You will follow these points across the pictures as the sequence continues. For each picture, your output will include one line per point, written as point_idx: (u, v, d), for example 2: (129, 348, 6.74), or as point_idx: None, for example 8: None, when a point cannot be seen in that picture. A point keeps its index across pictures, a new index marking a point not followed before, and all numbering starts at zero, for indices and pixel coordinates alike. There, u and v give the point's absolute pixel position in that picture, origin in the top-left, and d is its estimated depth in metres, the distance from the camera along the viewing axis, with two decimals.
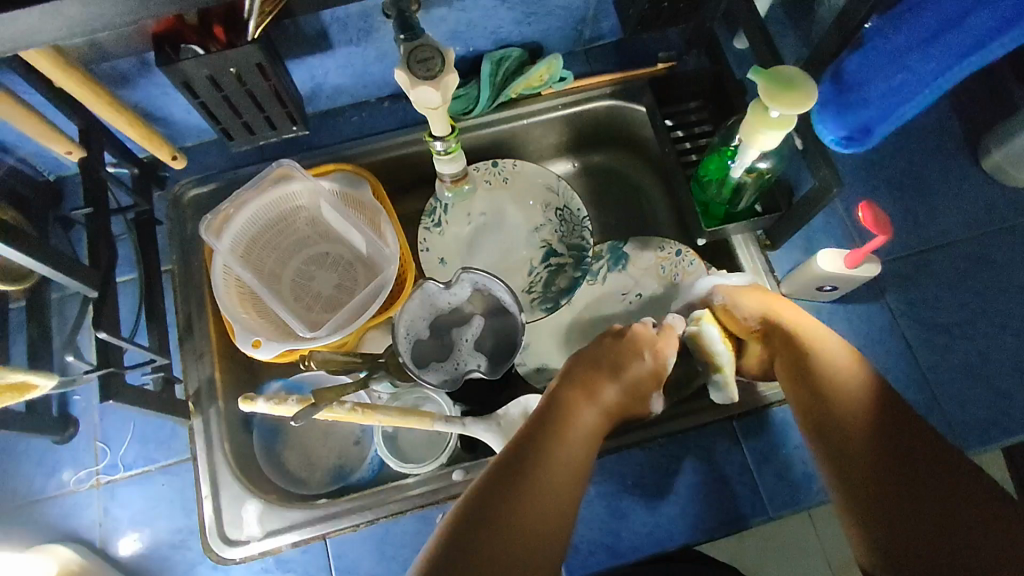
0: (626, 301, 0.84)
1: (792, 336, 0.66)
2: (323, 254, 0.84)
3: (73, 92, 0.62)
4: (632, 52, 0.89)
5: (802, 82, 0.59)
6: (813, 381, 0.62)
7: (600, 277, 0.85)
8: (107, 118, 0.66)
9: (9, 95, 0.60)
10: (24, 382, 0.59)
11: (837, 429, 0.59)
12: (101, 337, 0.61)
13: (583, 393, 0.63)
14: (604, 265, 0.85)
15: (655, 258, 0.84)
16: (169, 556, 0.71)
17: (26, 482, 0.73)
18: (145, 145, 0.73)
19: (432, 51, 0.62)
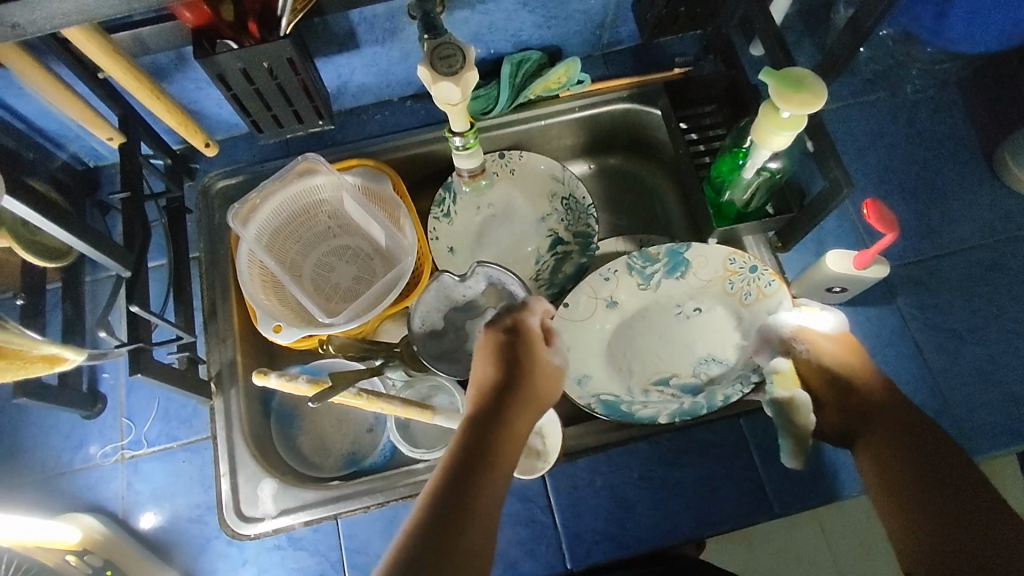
0: (681, 314, 0.78)
1: (849, 385, 0.63)
2: (344, 247, 0.87)
3: (120, 81, 0.66)
4: (649, 58, 0.91)
5: (813, 83, 0.61)
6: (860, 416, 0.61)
7: (654, 281, 0.78)
8: (150, 106, 0.70)
9: (57, 82, 0.64)
10: (58, 354, 0.61)
11: (893, 451, 0.56)
12: (133, 310, 0.64)
13: (497, 403, 0.58)
14: (660, 271, 0.78)
15: (723, 270, 0.76)
16: (187, 530, 0.73)
17: (54, 455, 0.76)
18: (181, 131, 0.77)
19: (454, 49, 0.64)
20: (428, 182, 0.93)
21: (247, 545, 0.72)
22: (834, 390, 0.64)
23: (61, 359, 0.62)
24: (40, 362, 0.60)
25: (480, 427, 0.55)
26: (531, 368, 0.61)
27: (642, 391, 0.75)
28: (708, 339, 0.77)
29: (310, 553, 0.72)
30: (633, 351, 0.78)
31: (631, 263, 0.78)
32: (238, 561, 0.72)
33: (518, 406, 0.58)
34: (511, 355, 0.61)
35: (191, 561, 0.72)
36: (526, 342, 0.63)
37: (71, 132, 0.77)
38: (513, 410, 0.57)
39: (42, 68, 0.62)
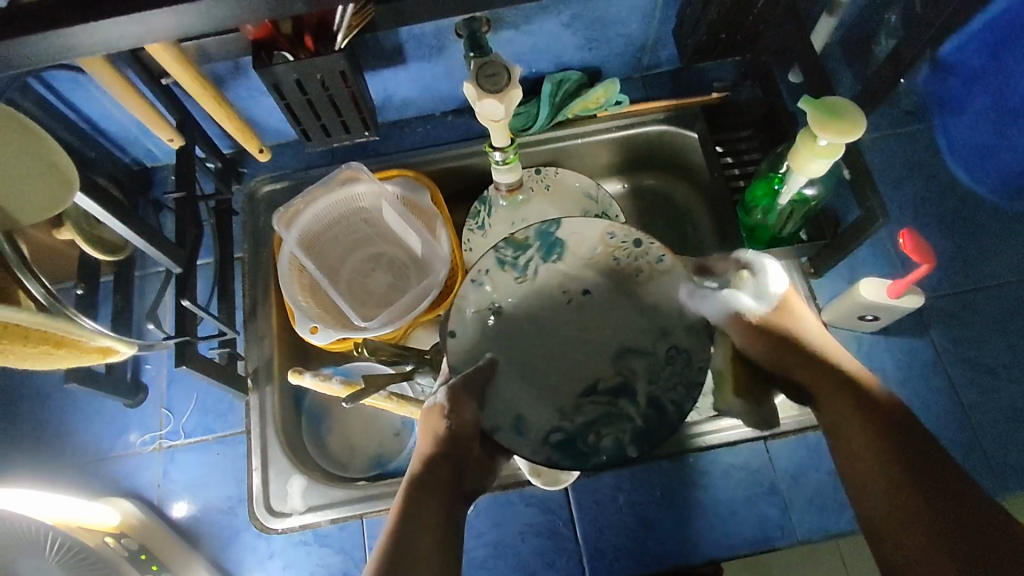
0: (570, 300, 0.62)
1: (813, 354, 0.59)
2: (380, 254, 0.89)
3: (186, 86, 0.68)
4: (687, 81, 0.92)
5: (852, 113, 0.62)
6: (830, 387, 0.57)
7: (530, 271, 0.63)
8: (211, 110, 0.73)
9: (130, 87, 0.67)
10: (110, 347, 0.64)
11: (892, 461, 0.52)
12: (184, 305, 0.67)
13: (427, 479, 0.58)
14: (532, 258, 0.63)
15: (603, 245, 0.62)
16: (218, 521, 0.76)
17: (96, 440, 0.79)
18: (238, 137, 0.79)
19: (500, 68, 0.66)
20: (464, 194, 0.95)
21: (274, 539, 0.74)
22: (822, 389, 0.58)
23: (113, 350, 0.65)
24: (94, 351, 0.64)
25: (413, 502, 0.56)
26: (466, 429, 0.58)
27: (573, 408, 0.58)
28: (608, 326, 0.61)
29: (334, 550, 0.74)
30: (536, 359, 0.60)
31: (501, 255, 0.63)
32: (265, 554, 0.74)
33: (446, 471, 0.58)
34: (444, 426, 0.59)
35: (220, 550, 0.75)
36: (465, 409, 0.58)
37: (130, 134, 0.81)
38: (441, 477, 0.58)
39: (115, 72, 0.65)
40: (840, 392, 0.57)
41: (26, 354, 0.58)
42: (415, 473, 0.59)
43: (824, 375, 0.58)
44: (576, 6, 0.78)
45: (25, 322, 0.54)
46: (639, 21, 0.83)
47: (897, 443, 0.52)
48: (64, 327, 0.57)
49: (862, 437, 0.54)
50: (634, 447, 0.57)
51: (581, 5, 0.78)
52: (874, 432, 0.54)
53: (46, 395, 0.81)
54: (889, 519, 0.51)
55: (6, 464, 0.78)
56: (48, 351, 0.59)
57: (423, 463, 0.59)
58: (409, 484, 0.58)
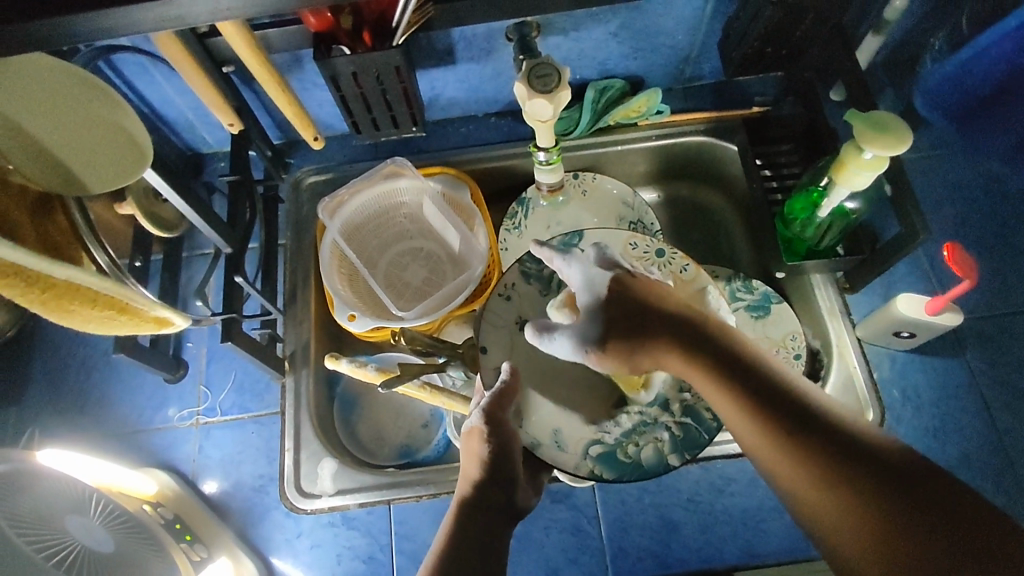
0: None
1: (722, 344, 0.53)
2: (417, 249, 0.91)
3: (254, 71, 0.70)
4: (728, 94, 0.93)
5: (899, 127, 0.63)
6: (746, 381, 0.50)
7: (553, 285, 0.73)
8: (274, 96, 0.75)
9: (201, 68, 0.70)
10: (166, 317, 0.65)
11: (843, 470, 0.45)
12: (238, 280, 0.70)
13: (478, 499, 0.57)
14: (554, 266, 0.73)
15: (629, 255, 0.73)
16: (250, 498, 0.78)
17: (136, 412, 0.82)
18: (296, 125, 0.80)
19: (551, 69, 0.68)
20: (503, 195, 0.97)
21: (303, 519, 0.76)
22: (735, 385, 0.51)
23: (168, 322, 0.67)
24: (150, 321, 0.65)
25: (466, 522, 0.55)
26: (509, 445, 0.60)
27: (608, 417, 0.67)
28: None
29: (361, 533, 0.76)
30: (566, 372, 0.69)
31: (525, 270, 0.73)
32: (293, 533, 0.76)
33: (497, 491, 0.58)
34: (488, 446, 0.59)
35: (249, 526, 0.77)
36: (505, 423, 0.60)
37: (187, 120, 0.84)
38: (495, 498, 0.57)
39: (184, 49, 0.66)
40: (704, 357, 0.52)
41: (90, 317, 0.59)
42: (464, 498, 0.58)
43: (685, 337, 0.54)
44: (625, 15, 0.79)
45: (97, 287, 0.55)
46: (685, 33, 0.84)
47: (842, 454, 0.46)
48: (129, 294, 0.58)
49: (738, 404, 0.50)
50: (675, 455, 0.65)
51: (629, 15, 0.79)
52: (748, 393, 0.50)
53: (91, 366, 0.84)
54: (789, 480, 0.47)
55: (49, 430, 0.81)
56: (109, 317, 0.60)
57: (474, 486, 0.58)
58: (460, 504, 0.57)
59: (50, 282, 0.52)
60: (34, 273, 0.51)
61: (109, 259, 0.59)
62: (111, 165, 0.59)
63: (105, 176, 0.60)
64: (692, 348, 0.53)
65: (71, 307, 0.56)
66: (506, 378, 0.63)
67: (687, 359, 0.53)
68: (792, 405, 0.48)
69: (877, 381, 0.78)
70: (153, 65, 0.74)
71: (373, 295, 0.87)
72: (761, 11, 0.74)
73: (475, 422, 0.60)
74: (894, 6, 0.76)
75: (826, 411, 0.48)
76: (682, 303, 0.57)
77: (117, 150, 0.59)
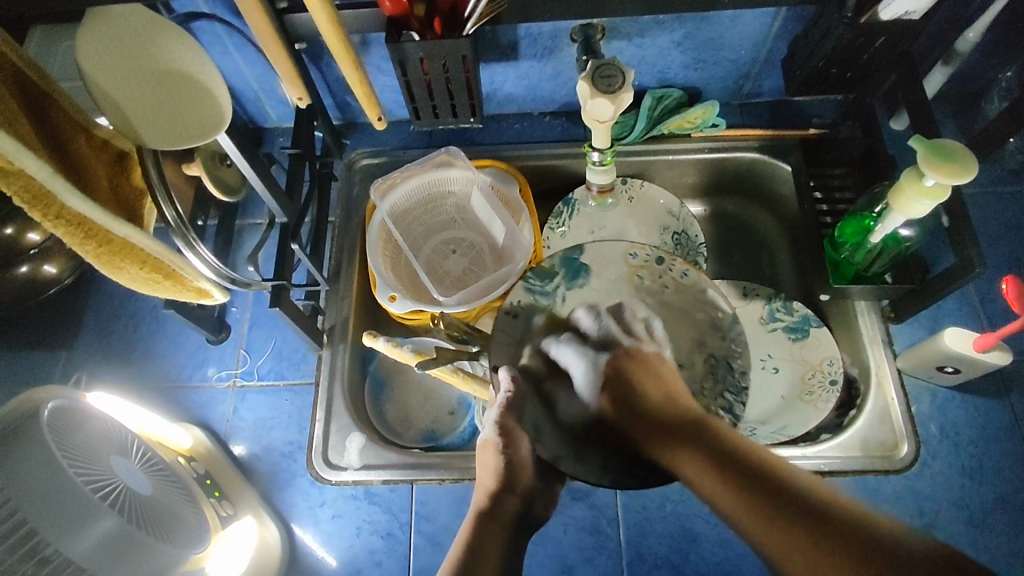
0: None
1: (662, 405, 0.55)
2: (460, 239, 0.92)
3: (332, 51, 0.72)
4: (785, 113, 0.93)
5: (964, 157, 0.62)
6: (680, 429, 0.53)
7: (558, 297, 0.66)
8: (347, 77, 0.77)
9: (279, 41, 0.72)
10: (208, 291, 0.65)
11: (763, 496, 0.45)
12: (293, 249, 0.73)
13: (492, 509, 0.58)
14: (558, 285, 0.66)
15: (626, 267, 0.68)
16: (278, 463, 0.79)
17: (177, 368, 0.84)
18: (363, 104, 0.83)
19: (616, 71, 0.69)
20: (550, 194, 0.98)
21: (327, 489, 0.78)
22: (650, 427, 0.54)
23: (209, 296, 0.66)
24: (192, 292, 0.64)
25: (480, 532, 0.57)
26: (520, 455, 0.60)
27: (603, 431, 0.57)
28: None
29: (382, 510, 0.77)
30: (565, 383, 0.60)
31: (528, 284, 0.66)
32: (317, 502, 0.78)
33: (510, 500, 0.59)
34: (501, 458, 0.59)
35: (275, 490, 0.78)
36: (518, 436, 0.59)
37: (253, 93, 0.87)
38: (504, 507, 0.59)
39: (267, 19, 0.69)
40: (686, 434, 0.52)
41: (139, 278, 0.59)
42: (480, 509, 0.59)
43: (672, 429, 0.53)
44: (690, 25, 0.80)
45: (149, 248, 0.56)
46: (749, 48, 0.84)
47: (773, 499, 0.45)
48: (177, 260, 0.58)
49: (725, 484, 0.47)
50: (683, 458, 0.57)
51: (695, 25, 0.79)
52: (741, 474, 0.47)
53: (139, 320, 0.87)
54: (727, 508, 0.47)
55: (95, 375, 0.84)
56: (154, 282, 0.60)
57: (489, 496, 0.59)
58: (474, 514, 0.59)
59: (107, 237, 0.53)
60: (95, 225, 0.52)
61: (177, 215, 0.59)
62: (174, 131, 0.59)
63: (164, 136, 0.58)
64: (661, 424, 0.54)
65: (122, 264, 0.56)
66: (506, 389, 0.59)
67: (674, 449, 0.51)
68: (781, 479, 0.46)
69: (915, 415, 0.77)
70: (229, 36, 0.76)
71: (414, 278, 0.88)
72: (831, 31, 0.74)
73: (489, 436, 0.61)
74: (968, 37, 0.74)
75: (783, 472, 0.47)
76: (667, 388, 0.56)
77: (189, 125, 0.59)
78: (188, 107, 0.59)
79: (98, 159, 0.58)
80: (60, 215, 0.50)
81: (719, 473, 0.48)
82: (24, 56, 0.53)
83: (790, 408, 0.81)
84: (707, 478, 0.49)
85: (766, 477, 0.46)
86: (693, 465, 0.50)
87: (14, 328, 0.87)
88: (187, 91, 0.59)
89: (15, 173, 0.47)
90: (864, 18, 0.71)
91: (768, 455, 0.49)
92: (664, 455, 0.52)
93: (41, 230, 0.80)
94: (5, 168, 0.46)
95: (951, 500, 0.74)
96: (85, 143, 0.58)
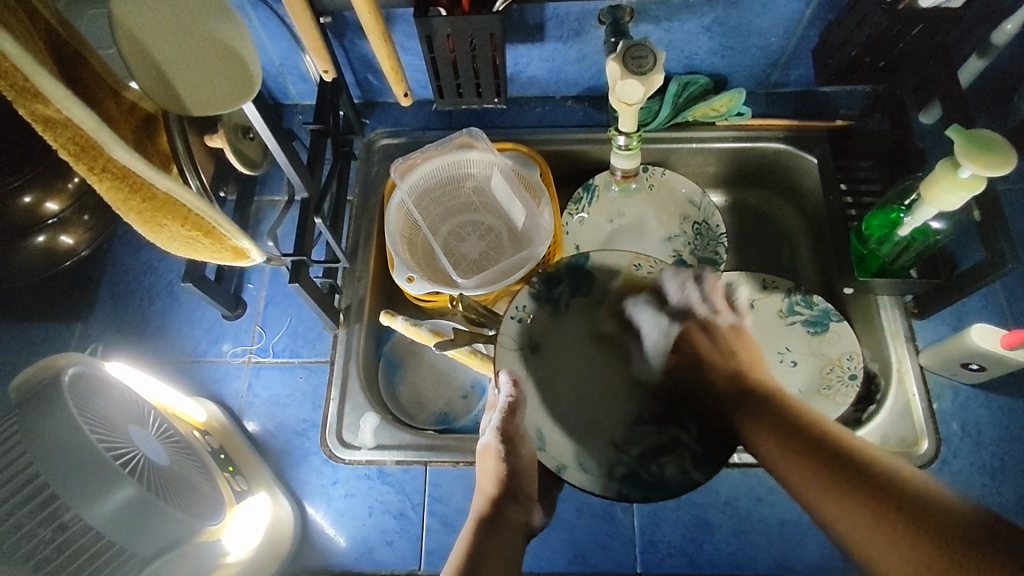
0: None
1: (742, 387, 0.56)
2: (478, 222, 0.91)
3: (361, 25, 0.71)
4: (812, 105, 0.91)
5: (1003, 148, 0.61)
6: (758, 404, 0.54)
7: None
8: (374, 51, 0.76)
9: (305, 12, 0.71)
10: (243, 248, 0.60)
11: (842, 474, 0.46)
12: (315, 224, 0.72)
13: (495, 514, 0.58)
14: (564, 293, 0.60)
15: (631, 277, 0.63)
16: (291, 440, 0.79)
17: (191, 343, 0.84)
18: (389, 79, 0.82)
19: (647, 51, 0.68)
20: (569, 180, 0.97)
21: (340, 468, 0.77)
22: (731, 395, 0.56)
23: (245, 256, 0.62)
24: (228, 252, 0.60)
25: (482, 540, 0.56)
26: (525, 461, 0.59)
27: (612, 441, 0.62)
28: None
29: (394, 491, 0.76)
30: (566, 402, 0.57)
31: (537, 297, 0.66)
32: (329, 480, 0.77)
33: (513, 508, 0.59)
34: (503, 465, 0.59)
35: (288, 468, 0.78)
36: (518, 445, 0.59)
37: (274, 68, 0.86)
38: (511, 515, 0.59)
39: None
40: (761, 411, 0.53)
41: (176, 235, 0.57)
42: (482, 513, 0.59)
43: (742, 400, 0.55)
44: (721, 9, 0.78)
45: (190, 206, 0.52)
46: (779, 36, 0.82)
47: (847, 472, 0.46)
48: (218, 218, 0.55)
49: (798, 459, 0.48)
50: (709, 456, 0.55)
51: (726, 9, 0.78)
52: (812, 452, 0.48)
53: (154, 295, 0.87)
54: (800, 484, 0.48)
55: (110, 347, 0.84)
56: (193, 239, 0.57)
57: (491, 503, 0.59)
58: (477, 519, 0.59)
59: (150, 192, 0.49)
60: (140, 179, 0.49)
61: (201, 184, 0.60)
62: (205, 99, 0.58)
63: (195, 103, 0.58)
64: (741, 397, 0.55)
65: (163, 221, 0.53)
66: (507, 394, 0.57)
67: (741, 406, 0.54)
68: (855, 459, 0.47)
69: (936, 412, 0.76)
70: (254, 7, 0.75)
71: (431, 260, 0.87)
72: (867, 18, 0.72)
73: (490, 442, 0.60)
74: (1005, 29, 0.73)
75: (850, 441, 0.48)
76: (733, 363, 0.58)
77: (220, 92, 0.58)
78: (219, 73, 0.57)
79: (127, 123, 0.58)
80: (106, 167, 0.47)
81: (785, 443, 0.50)
82: (52, 9, 0.54)
83: (808, 401, 0.78)
84: (784, 458, 0.49)
85: (831, 449, 0.48)
86: (761, 436, 0.52)
87: (29, 299, 0.87)
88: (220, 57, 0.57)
89: (62, 123, 0.44)
90: (902, 5, 0.70)
91: (840, 429, 0.50)
92: (731, 414, 0.54)
93: (59, 201, 0.80)
94: (52, 115, 0.44)
95: (970, 499, 0.73)
96: (114, 105, 0.57)
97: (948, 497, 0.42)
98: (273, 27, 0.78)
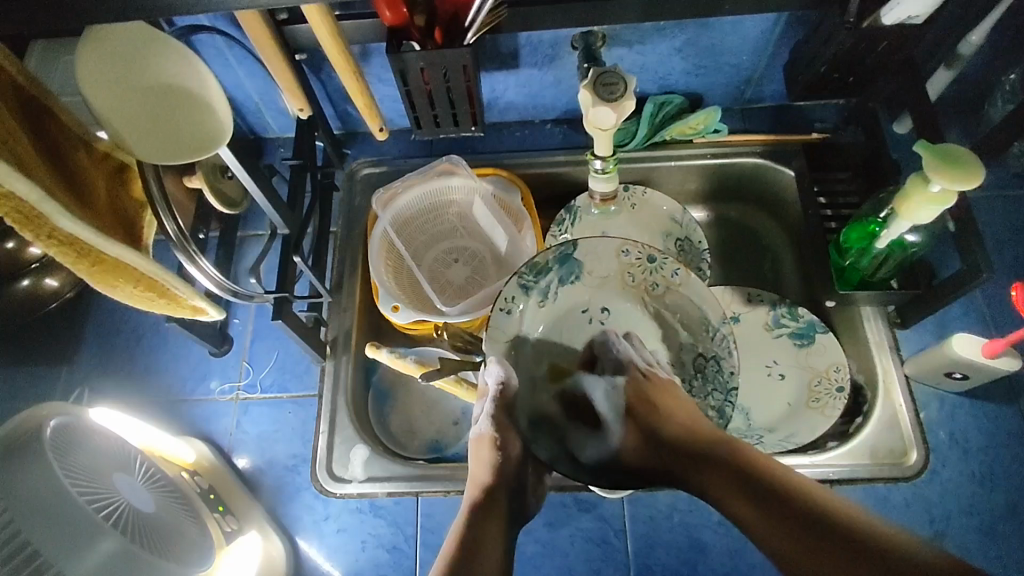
0: (591, 319, 0.75)
1: (678, 458, 0.56)
2: (463, 248, 0.91)
3: (335, 64, 0.72)
4: (788, 119, 0.92)
5: (971, 163, 0.61)
6: (675, 449, 0.56)
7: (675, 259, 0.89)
8: (348, 87, 0.76)
9: (280, 52, 0.72)
10: (201, 307, 0.65)
11: (759, 505, 0.48)
12: (296, 261, 0.73)
13: (488, 502, 0.58)
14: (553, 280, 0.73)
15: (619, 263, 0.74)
16: (282, 476, 0.79)
17: (179, 382, 0.84)
18: (366, 115, 0.83)
19: (617, 79, 0.69)
20: (552, 201, 0.98)
21: (331, 502, 0.77)
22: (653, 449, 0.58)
23: (203, 312, 0.66)
24: (188, 309, 0.64)
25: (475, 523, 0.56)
26: (515, 451, 0.62)
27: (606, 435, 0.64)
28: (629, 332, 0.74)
29: (387, 523, 0.76)
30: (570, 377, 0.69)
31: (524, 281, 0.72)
32: (321, 516, 0.77)
33: (507, 498, 0.60)
34: (498, 454, 0.61)
35: (279, 504, 0.78)
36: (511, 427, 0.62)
37: (252, 104, 0.87)
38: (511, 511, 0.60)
39: (268, 31, 0.69)
40: (710, 460, 0.53)
41: (134, 294, 0.60)
42: (474, 502, 0.58)
43: (692, 450, 0.55)
44: (691, 32, 0.79)
45: (141, 268, 0.56)
46: (750, 54, 0.84)
47: (773, 507, 0.47)
48: (171, 280, 0.59)
49: (733, 494, 0.50)
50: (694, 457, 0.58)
51: (696, 31, 0.79)
52: (742, 484, 0.50)
53: (141, 334, 0.87)
54: (738, 512, 0.49)
55: (98, 390, 0.84)
56: (151, 300, 0.61)
57: (482, 490, 0.59)
58: (472, 507, 0.58)
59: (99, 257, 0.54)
60: (86, 245, 0.53)
61: (179, 229, 0.60)
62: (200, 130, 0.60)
63: (117, 128, 0.56)
64: (693, 460, 0.54)
65: (116, 282, 0.57)
66: (500, 379, 0.63)
67: (694, 463, 0.54)
68: (776, 486, 0.49)
69: (924, 422, 0.76)
70: (230, 48, 0.76)
71: (416, 289, 0.87)
72: (834, 35, 0.74)
73: (484, 430, 0.62)
74: (969, 41, 0.74)
75: (778, 474, 0.50)
76: (683, 409, 0.59)
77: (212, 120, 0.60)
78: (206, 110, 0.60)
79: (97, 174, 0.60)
80: (52, 235, 0.51)
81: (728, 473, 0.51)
82: (21, 66, 0.54)
83: (798, 415, 0.79)
84: (714, 487, 0.51)
85: (766, 477, 0.49)
86: (720, 487, 0.51)
87: (16, 343, 0.87)
88: (176, 114, 0.59)
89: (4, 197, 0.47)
90: (866, 23, 0.70)
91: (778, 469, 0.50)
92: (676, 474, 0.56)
93: None
94: None
95: (962, 508, 0.73)
96: (85, 156, 0.60)
97: (891, 535, 0.43)
98: (249, 65, 0.79)
